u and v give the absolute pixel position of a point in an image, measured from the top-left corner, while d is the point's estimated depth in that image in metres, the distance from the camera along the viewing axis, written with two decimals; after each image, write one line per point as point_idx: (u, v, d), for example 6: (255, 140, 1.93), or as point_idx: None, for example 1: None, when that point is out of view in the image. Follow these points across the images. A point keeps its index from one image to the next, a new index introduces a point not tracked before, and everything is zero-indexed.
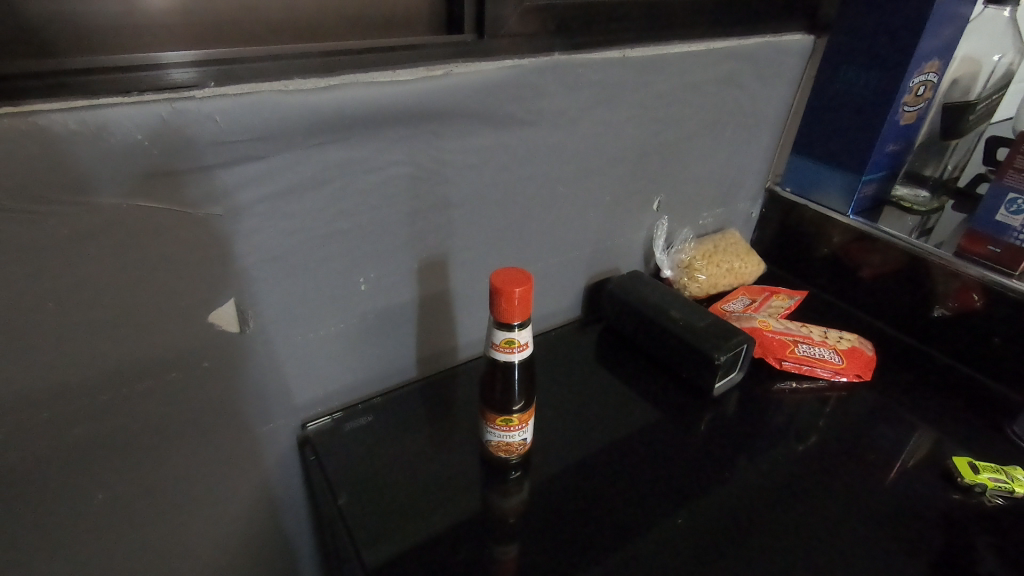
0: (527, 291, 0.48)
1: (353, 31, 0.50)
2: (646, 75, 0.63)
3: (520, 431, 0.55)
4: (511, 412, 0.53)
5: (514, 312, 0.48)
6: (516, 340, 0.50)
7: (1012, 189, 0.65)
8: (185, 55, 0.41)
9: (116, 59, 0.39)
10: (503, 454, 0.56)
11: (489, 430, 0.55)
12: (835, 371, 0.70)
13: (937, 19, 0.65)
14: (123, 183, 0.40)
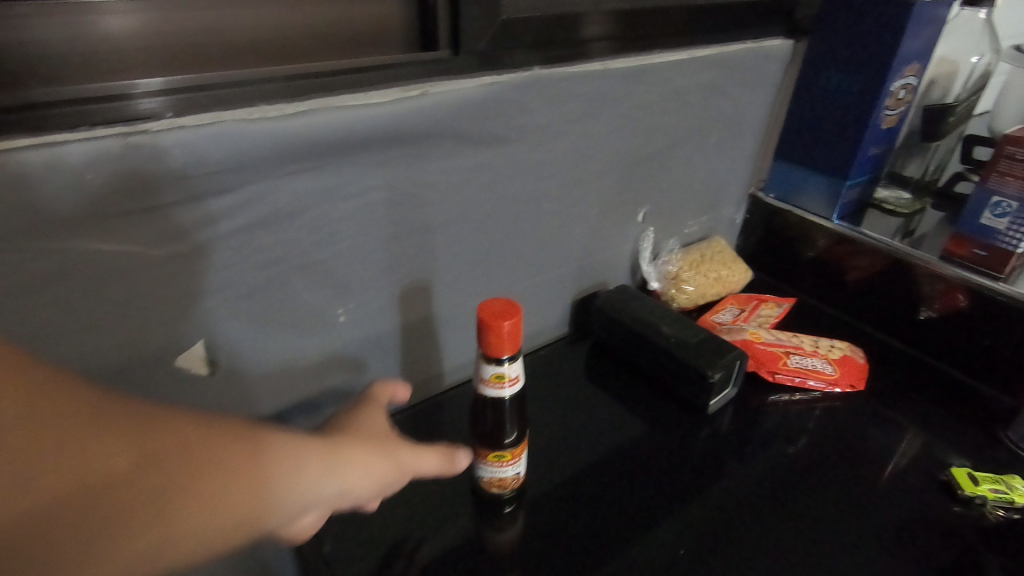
0: (516, 325, 0.46)
1: (321, 50, 0.47)
2: (629, 85, 0.61)
3: (514, 467, 0.53)
4: (503, 447, 0.51)
5: (503, 345, 0.46)
6: (506, 374, 0.47)
7: (997, 192, 0.65)
8: (157, 83, 0.39)
9: (85, 90, 0.36)
10: (495, 491, 0.54)
11: (481, 466, 0.53)
12: (828, 383, 0.69)
13: (917, 22, 0.65)
14: (73, 226, 0.37)
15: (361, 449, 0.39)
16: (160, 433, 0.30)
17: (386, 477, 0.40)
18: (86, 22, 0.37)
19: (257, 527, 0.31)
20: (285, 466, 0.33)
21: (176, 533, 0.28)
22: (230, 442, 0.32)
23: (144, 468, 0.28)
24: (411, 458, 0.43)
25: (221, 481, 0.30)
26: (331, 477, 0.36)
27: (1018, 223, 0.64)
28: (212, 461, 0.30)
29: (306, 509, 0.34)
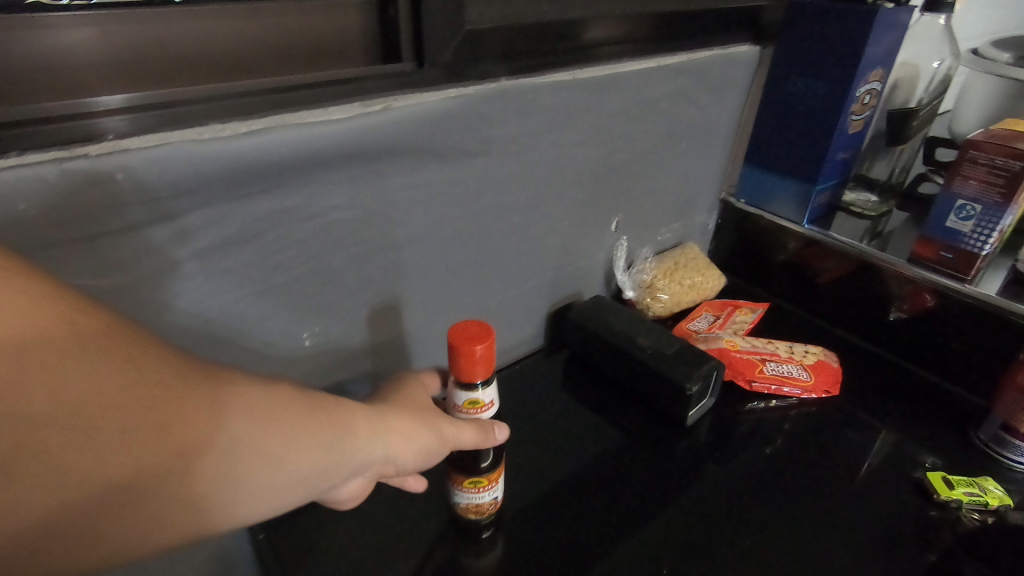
0: (489, 349, 0.45)
1: (277, 64, 0.45)
2: (599, 94, 0.61)
3: (490, 492, 0.51)
4: (479, 472, 0.50)
5: (476, 370, 0.45)
6: (480, 400, 0.46)
7: (961, 195, 0.65)
8: (118, 99, 0.38)
9: (44, 106, 0.35)
10: (472, 517, 0.52)
11: (456, 493, 0.51)
12: (804, 389, 0.69)
13: (880, 27, 0.65)
14: None
15: (404, 418, 0.43)
16: (246, 411, 0.33)
17: (427, 443, 0.43)
18: (18, 40, 0.35)
19: (320, 484, 0.37)
20: (343, 434, 0.38)
21: (264, 492, 0.34)
22: (298, 413, 0.36)
23: (238, 444, 0.33)
24: (447, 428, 0.45)
25: (295, 449, 0.35)
26: (381, 444, 0.40)
27: (982, 226, 0.64)
28: (285, 432, 0.35)
29: (358, 470, 0.40)
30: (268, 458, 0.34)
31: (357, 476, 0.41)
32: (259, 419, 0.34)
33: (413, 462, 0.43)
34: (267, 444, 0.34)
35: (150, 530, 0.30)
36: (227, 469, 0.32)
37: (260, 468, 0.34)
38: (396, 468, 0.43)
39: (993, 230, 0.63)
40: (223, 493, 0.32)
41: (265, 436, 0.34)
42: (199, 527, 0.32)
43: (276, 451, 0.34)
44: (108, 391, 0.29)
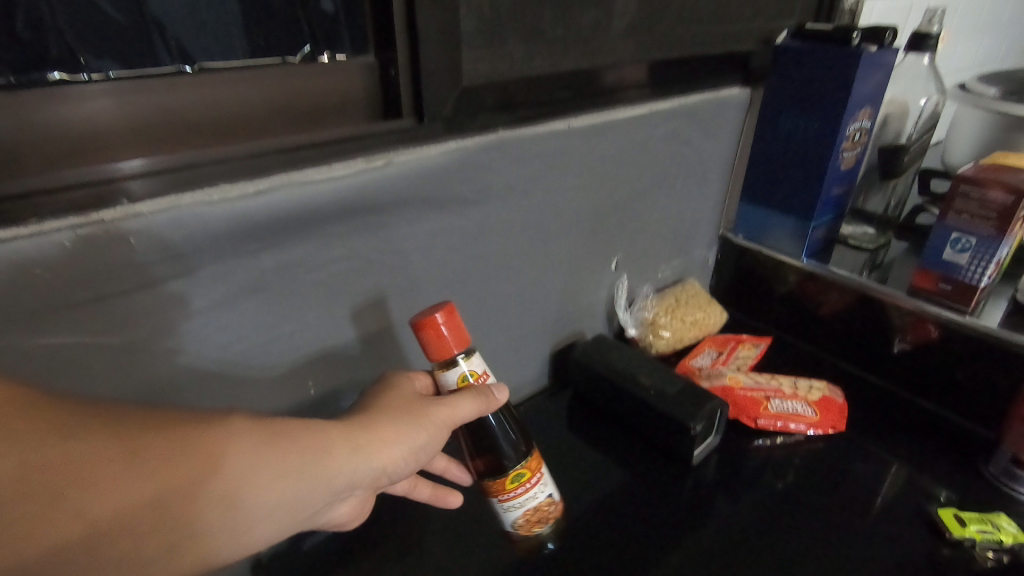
0: (451, 316, 0.48)
1: (284, 122, 0.46)
2: (594, 142, 0.63)
3: (539, 487, 0.54)
4: (518, 467, 0.53)
5: (452, 343, 0.48)
6: (469, 370, 0.49)
7: (955, 228, 0.66)
8: (136, 165, 0.39)
9: (66, 177, 0.37)
10: (534, 523, 0.56)
11: (510, 507, 0.54)
12: (810, 425, 0.69)
13: (865, 67, 0.67)
14: (26, 320, 0.36)
15: (387, 426, 0.44)
16: (213, 463, 0.36)
17: (412, 440, 0.45)
18: (50, 110, 0.37)
19: (303, 503, 0.40)
20: (320, 461, 0.40)
21: (244, 529, 0.38)
22: (270, 453, 0.38)
23: (209, 494, 0.35)
24: (443, 411, 0.46)
25: (267, 487, 0.38)
26: (365, 459, 0.43)
27: (979, 258, 0.65)
28: (257, 473, 0.37)
29: (345, 487, 0.43)
30: (240, 501, 0.37)
31: (348, 489, 0.43)
32: (228, 468, 0.36)
33: (404, 462, 0.46)
34: (239, 489, 0.37)
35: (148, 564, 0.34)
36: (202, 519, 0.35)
37: (233, 512, 0.37)
38: (388, 474, 0.45)
39: (989, 262, 0.64)
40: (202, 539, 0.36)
41: (243, 470, 0.37)
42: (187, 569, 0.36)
43: (258, 479, 0.37)
44: (77, 466, 0.32)
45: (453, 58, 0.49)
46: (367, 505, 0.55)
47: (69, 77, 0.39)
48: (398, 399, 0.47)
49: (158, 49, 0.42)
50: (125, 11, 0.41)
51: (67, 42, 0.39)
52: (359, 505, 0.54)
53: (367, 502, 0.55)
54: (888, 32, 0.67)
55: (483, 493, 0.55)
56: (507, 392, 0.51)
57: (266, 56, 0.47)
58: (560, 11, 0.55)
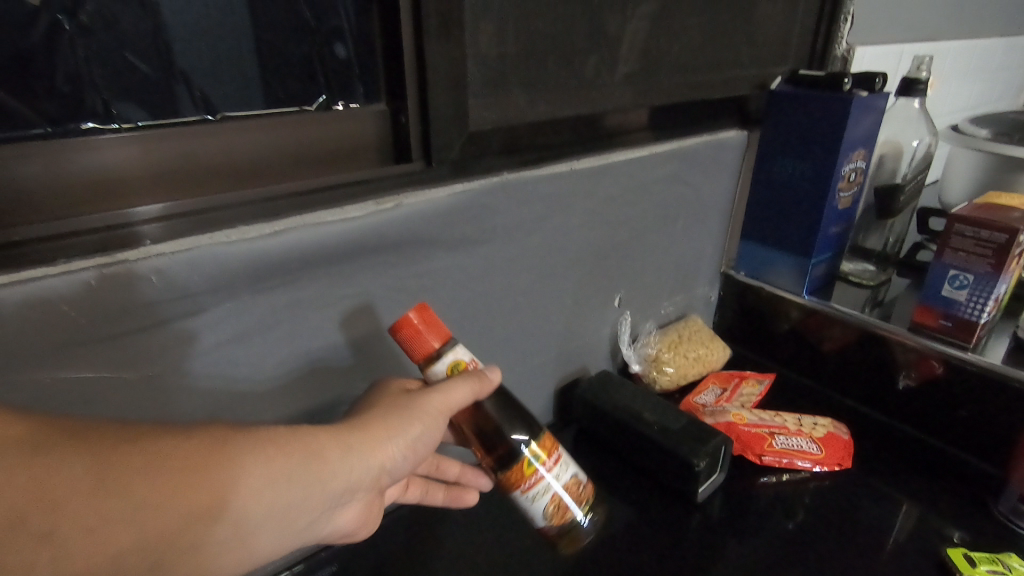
0: (425, 312, 0.49)
1: (299, 167, 0.49)
2: (595, 183, 0.65)
3: (559, 468, 0.53)
4: (531, 447, 0.51)
5: (433, 339, 0.49)
6: (458, 357, 0.50)
7: (952, 266, 0.67)
8: (152, 209, 0.42)
9: (94, 220, 0.40)
10: (566, 509, 0.53)
11: (536, 497, 0.51)
12: (815, 462, 0.69)
13: (857, 112, 0.70)
14: (49, 356, 0.38)
15: (380, 427, 0.45)
16: (197, 478, 0.36)
17: (406, 436, 0.46)
18: (80, 158, 0.40)
19: (302, 505, 0.42)
20: (314, 467, 0.41)
21: (238, 539, 0.39)
22: (256, 463, 0.38)
23: (198, 511, 0.36)
24: (436, 399, 0.47)
25: (258, 498, 0.38)
26: (361, 461, 0.44)
27: (977, 295, 0.66)
28: (245, 484, 0.38)
29: (344, 489, 0.44)
30: (231, 515, 0.37)
31: (349, 491, 0.45)
32: (213, 482, 0.36)
33: (401, 457, 0.47)
34: (227, 503, 0.37)
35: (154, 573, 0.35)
36: (192, 535, 0.36)
37: (225, 525, 0.37)
38: (388, 471, 0.47)
39: (988, 299, 0.65)
40: (194, 553, 0.36)
41: (239, 478, 0.37)
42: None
43: (253, 485, 0.38)
44: (56, 490, 0.32)
45: (462, 106, 0.52)
46: (378, 512, 0.55)
47: (99, 127, 0.41)
48: (390, 400, 0.48)
49: (184, 101, 0.45)
50: (156, 66, 0.43)
51: (100, 95, 0.42)
52: (366, 511, 0.52)
53: (378, 509, 0.55)
54: (879, 78, 0.70)
55: (506, 493, 0.53)
56: (500, 371, 0.52)
57: (285, 105, 0.50)
58: (561, 61, 0.58)
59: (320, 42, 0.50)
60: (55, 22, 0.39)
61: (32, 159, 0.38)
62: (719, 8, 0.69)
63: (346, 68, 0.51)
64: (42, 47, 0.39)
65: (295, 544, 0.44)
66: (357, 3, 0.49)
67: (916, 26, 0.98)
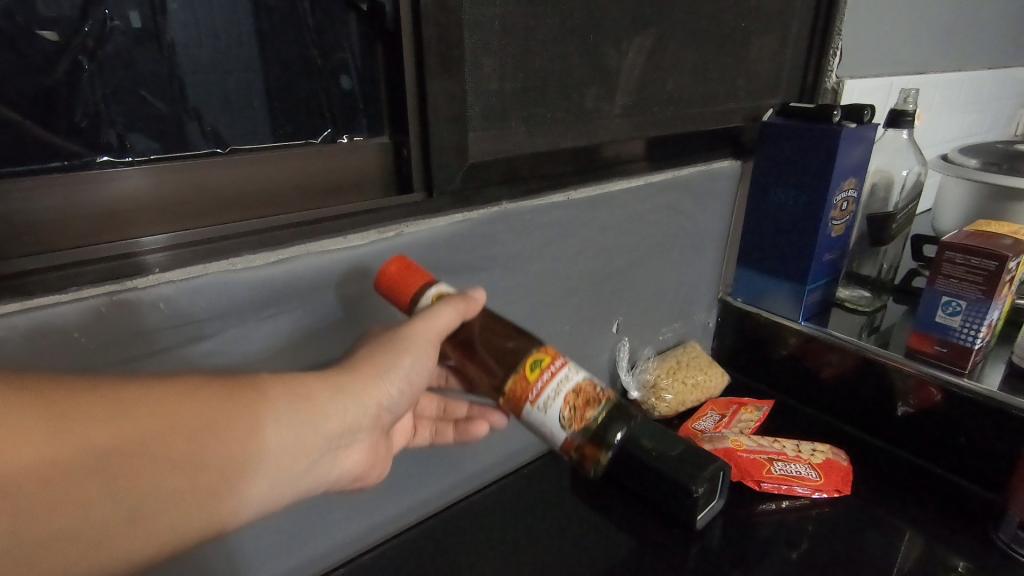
0: (401, 259, 0.49)
1: (305, 198, 0.51)
2: (593, 211, 0.67)
3: (566, 368, 0.48)
4: (532, 352, 0.48)
5: (415, 279, 0.48)
6: (438, 291, 0.48)
7: (945, 292, 0.68)
8: (158, 239, 0.44)
9: (103, 250, 0.42)
10: (585, 410, 0.48)
11: (548, 403, 0.47)
12: (814, 489, 0.68)
13: (847, 143, 0.71)
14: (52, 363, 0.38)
15: (372, 366, 0.45)
16: (163, 427, 0.35)
17: (398, 369, 0.46)
18: (91, 190, 0.41)
19: (301, 453, 0.41)
20: (302, 411, 0.41)
21: (227, 491, 0.38)
22: (231, 408, 0.38)
23: (171, 459, 0.36)
24: (421, 326, 0.46)
25: (237, 446, 0.38)
26: (356, 400, 0.44)
27: (971, 321, 0.67)
28: (221, 432, 0.37)
29: (345, 431, 0.44)
30: (221, 463, 0.37)
31: (351, 433, 0.45)
32: (184, 430, 0.36)
33: (398, 391, 0.47)
34: (202, 451, 0.37)
35: (148, 517, 0.36)
36: (170, 482, 0.36)
37: (206, 475, 0.37)
38: (387, 407, 0.47)
39: (980, 325, 0.66)
40: (178, 503, 0.37)
41: (220, 426, 0.37)
42: (171, 536, 0.37)
43: (238, 431, 0.38)
44: (28, 437, 0.32)
45: (462, 139, 0.55)
46: (386, 454, 0.53)
47: (114, 161, 0.43)
48: (381, 337, 0.48)
49: (195, 135, 0.47)
50: (170, 102, 0.45)
51: (117, 130, 0.44)
52: (373, 450, 0.50)
53: (386, 450, 0.53)
54: (867, 111, 0.72)
55: (520, 414, 0.48)
56: (483, 292, 0.51)
57: (291, 139, 0.52)
58: (558, 95, 0.60)
59: (327, 77, 0.52)
60: (75, 62, 0.41)
61: (45, 192, 0.40)
62: (712, 44, 0.72)
63: (352, 102, 0.53)
64: (64, 85, 0.41)
65: (303, 491, 0.44)
66: (363, 42, 0.51)
67: (905, 60, 1.01)
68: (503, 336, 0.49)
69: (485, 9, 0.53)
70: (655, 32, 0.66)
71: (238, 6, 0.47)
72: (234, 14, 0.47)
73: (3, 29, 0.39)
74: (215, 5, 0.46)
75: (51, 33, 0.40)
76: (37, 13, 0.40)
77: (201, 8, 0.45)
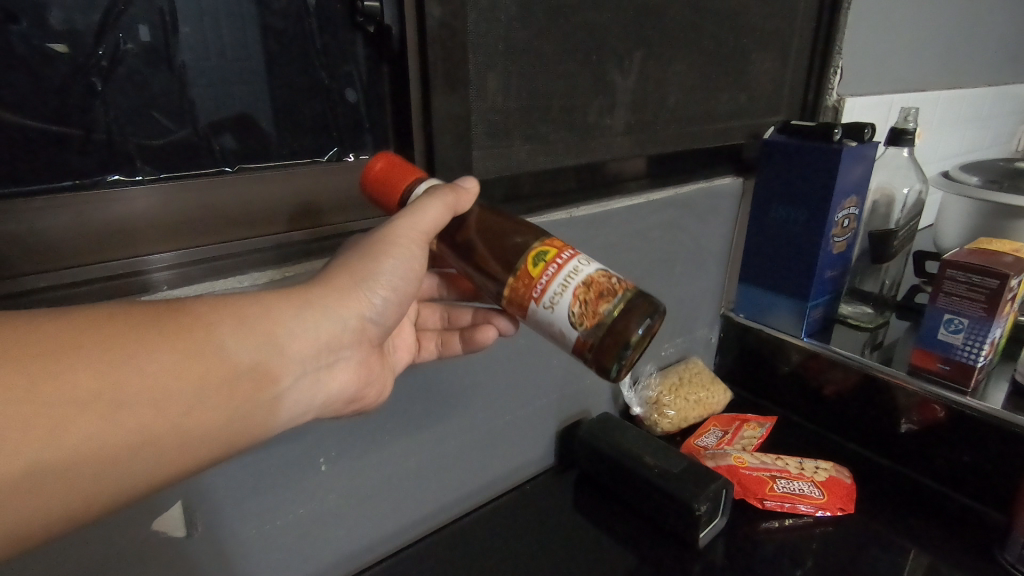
0: (390, 158, 0.47)
1: (313, 215, 0.52)
2: (596, 228, 0.67)
3: (576, 260, 0.43)
4: (534, 247, 0.44)
5: (400, 174, 0.46)
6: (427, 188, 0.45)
7: (946, 310, 0.68)
8: (166, 257, 0.45)
9: (112, 265, 0.43)
10: (597, 304, 0.42)
11: (555, 299, 0.42)
12: (818, 507, 0.68)
13: (848, 161, 0.72)
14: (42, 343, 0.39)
15: (347, 275, 0.42)
16: (63, 366, 0.30)
17: (379, 276, 0.43)
18: (96, 201, 0.42)
19: (272, 374, 0.38)
20: (258, 332, 0.37)
21: (172, 432, 0.34)
22: (169, 336, 0.34)
23: (85, 403, 0.31)
24: (406, 224, 0.43)
25: (167, 382, 0.33)
26: (333, 314, 0.41)
27: (973, 339, 0.66)
28: (154, 364, 0.33)
29: (322, 348, 0.41)
30: (185, 405, 0.34)
31: (331, 351, 0.42)
32: (92, 368, 0.31)
33: (382, 301, 0.44)
34: (120, 389, 0.32)
35: (127, 476, 0.33)
36: (112, 431, 0.32)
37: (161, 415, 0.33)
38: (371, 319, 0.44)
39: (983, 343, 0.66)
40: (104, 452, 0.32)
41: (169, 366, 0.33)
42: (102, 487, 0.33)
43: (189, 362, 0.34)
44: None
45: (465, 159, 0.56)
46: (382, 368, 0.51)
47: (125, 180, 0.44)
48: (358, 243, 0.44)
49: (204, 155, 0.47)
50: (180, 120, 0.46)
51: (127, 149, 0.44)
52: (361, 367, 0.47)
53: (381, 367, 0.51)
54: (868, 129, 0.72)
55: (526, 315, 0.44)
56: (475, 182, 0.48)
57: (298, 159, 0.52)
58: (560, 114, 0.61)
59: (334, 96, 0.52)
60: (89, 83, 0.42)
61: (46, 212, 0.40)
62: (713, 64, 0.73)
63: (356, 118, 0.54)
64: (76, 106, 0.42)
65: (278, 421, 0.40)
66: (369, 63, 0.53)
67: (905, 78, 1.02)
68: (491, 226, 0.48)
69: (490, 30, 0.53)
70: (657, 52, 0.67)
71: (248, 27, 0.47)
72: (244, 36, 0.47)
73: (17, 51, 0.39)
74: (224, 24, 0.46)
75: (61, 47, 0.41)
76: (47, 31, 0.40)
77: (211, 28, 0.46)
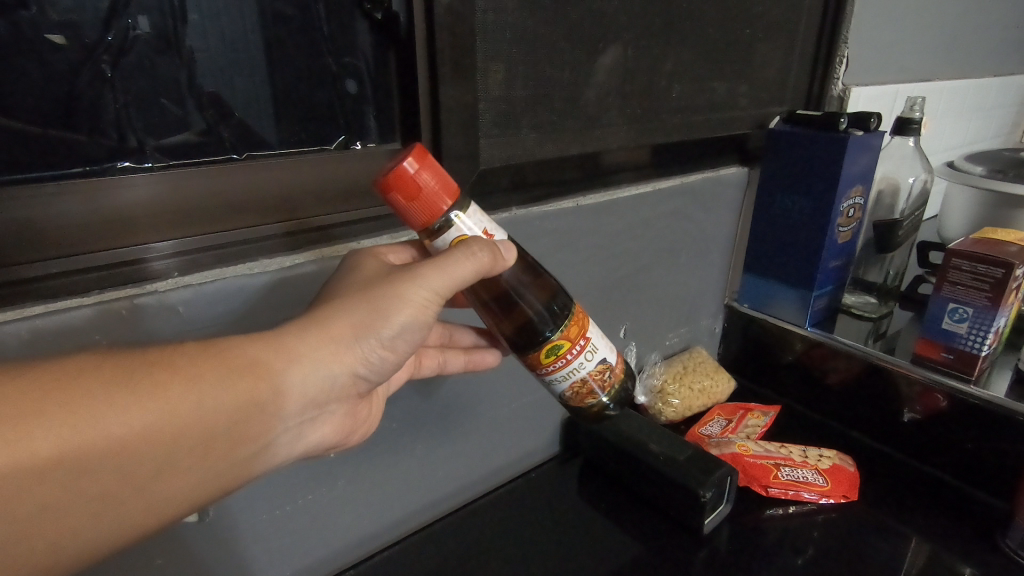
0: (426, 168, 0.40)
1: (322, 202, 0.52)
2: (602, 217, 0.68)
3: (584, 355, 0.46)
4: (554, 337, 0.45)
5: (436, 193, 0.41)
6: (467, 236, 0.42)
7: (951, 299, 0.68)
8: (168, 247, 0.45)
9: (115, 254, 0.43)
10: (586, 397, 0.48)
11: (553, 381, 0.47)
12: (820, 494, 0.69)
13: (854, 150, 0.72)
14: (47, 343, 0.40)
15: (346, 325, 0.41)
16: (32, 427, 0.30)
17: (383, 331, 0.42)
18: (105, 194, 0.42)
19: (258, 427, 0.39)
20: (247, 384, 0.37)
21: (160, 473, 0.35)
22: (167, 375, 0.34)
23: (89, 443, 0.32)
24: (434, 277, 0.41)
25: (149, 437, 0.34)
26: (323, 367, 0.40)
27: (977, 328, 0.67)
28: (153, 405, 0.34)
29: (308, 403, 0.41)
30: (176, 450, 0.35)
31: (314, 406, 0.42)
32: (84, 411, 0.32)
33: (376, 359, 0.43)
34: (125, 424, 0.33)
35: (116, 510, 0.34)
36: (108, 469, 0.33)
37: (151, 459, 0.34)
38: (362, 374, 0.43)
39: (987, 332, 0.66)
40: (67, 511, 0.32)
41: (172, 406, 0.34)
42: (86, 527, 0.33)
43: (190, 407, 0.35)
44: None
45: (472, 145, 0.56)
46: (367, 417, 0.53)
47: (134, 167, 0.44)
48: (366, 289, 0.42)
49: (212, 142, 0.47)
50: (186, 111, 0.46)
51: (137, 139, 0.44)
52: (341, 425, 0.48)
53: (365, 412, 0.52)
54: (874, 118, 0.72)
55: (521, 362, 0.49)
56: (515, 253, 0.44)
57: (306, 146, 0.52)
58: (566, 102, 0.61)
59: (341, 84, 0.52)
60: (97, 71, 0.42)
61: (51, 197, 0.40)
62: (718, 53, 0.72)
63: (362, 105, 0.54)
64: (84, 94, 0.42)
65: (252, 478, 0.40)
66: (374, 50, 0.53)
67: (910, 68, 1.01)
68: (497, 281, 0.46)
69: (495, 18, 0.53)
70: (662, 38, 0.66)
71: (252, 13, 0.47)
72: (249, 22, 0.47)
73: (22, 38, 0.39)
74: (229, 10, 0.46)
75: (65, 37, 0.40)
76: (54, 20, 0.40)
77: (217, 16, 0.46)
